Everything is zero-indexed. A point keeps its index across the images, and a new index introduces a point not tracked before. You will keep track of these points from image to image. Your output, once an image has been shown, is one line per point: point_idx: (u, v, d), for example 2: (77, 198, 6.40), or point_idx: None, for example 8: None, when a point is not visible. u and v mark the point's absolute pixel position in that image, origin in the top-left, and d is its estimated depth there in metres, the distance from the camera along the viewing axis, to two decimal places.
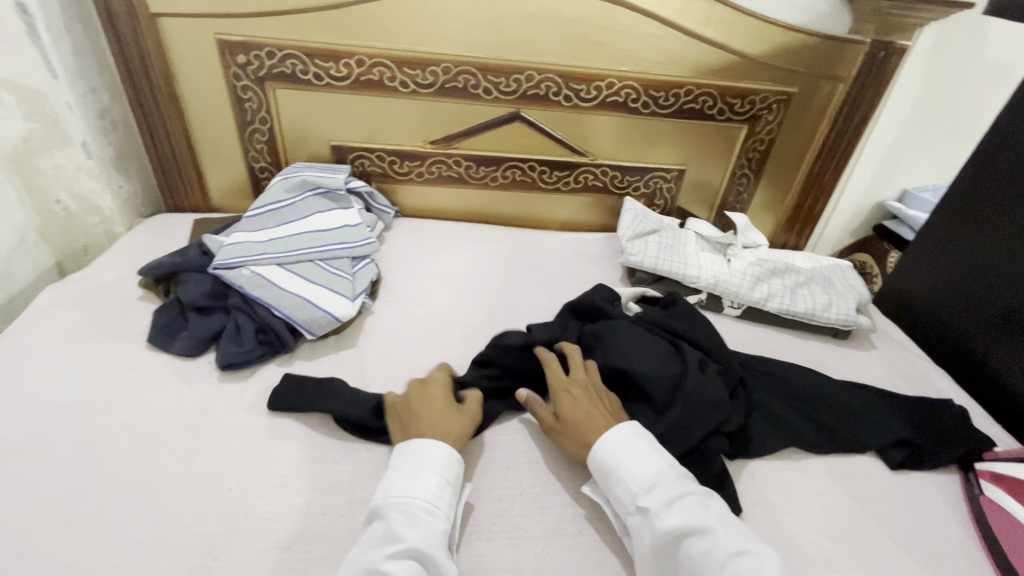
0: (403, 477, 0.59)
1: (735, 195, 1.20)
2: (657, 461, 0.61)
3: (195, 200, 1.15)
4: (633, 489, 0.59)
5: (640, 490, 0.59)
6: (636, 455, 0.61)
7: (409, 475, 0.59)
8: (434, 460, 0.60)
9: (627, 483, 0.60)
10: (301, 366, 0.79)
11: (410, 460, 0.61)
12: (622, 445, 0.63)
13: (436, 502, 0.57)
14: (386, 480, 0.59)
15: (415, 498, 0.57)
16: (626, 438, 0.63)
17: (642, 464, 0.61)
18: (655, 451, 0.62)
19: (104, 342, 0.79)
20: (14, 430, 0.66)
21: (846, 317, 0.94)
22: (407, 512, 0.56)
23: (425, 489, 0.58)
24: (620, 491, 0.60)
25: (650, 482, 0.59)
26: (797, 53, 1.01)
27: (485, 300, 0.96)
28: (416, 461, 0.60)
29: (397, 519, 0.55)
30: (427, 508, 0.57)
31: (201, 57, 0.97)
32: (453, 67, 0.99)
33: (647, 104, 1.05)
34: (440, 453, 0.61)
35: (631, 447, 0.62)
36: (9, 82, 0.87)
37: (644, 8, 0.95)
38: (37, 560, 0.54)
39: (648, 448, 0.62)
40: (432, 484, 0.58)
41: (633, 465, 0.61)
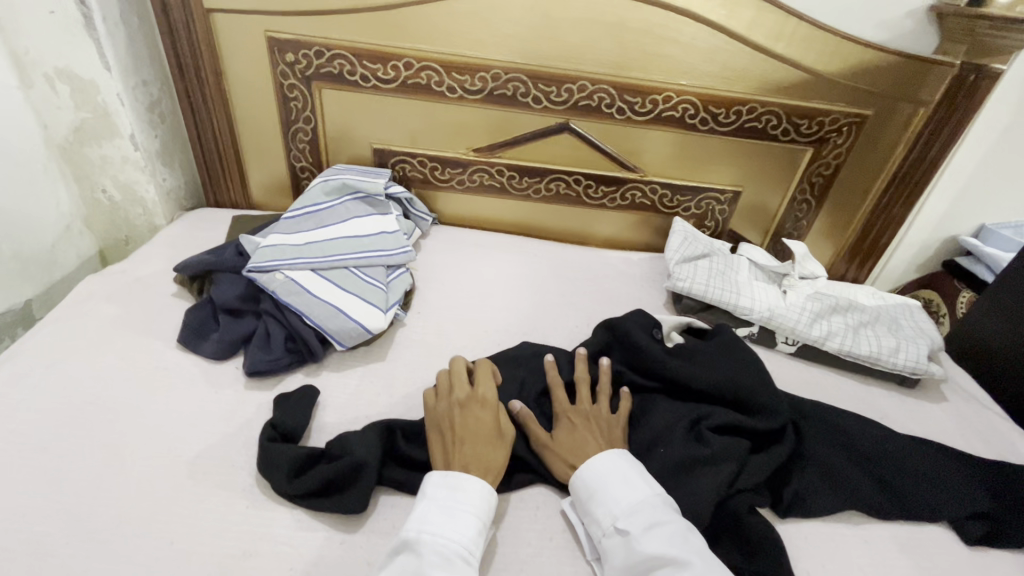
0: (440, 512, 0.56)
1: (793, 222, 1.13)
2: (643, 488, 0.60)
3: (236, 196, 1.15)
4: (614, 511, 0.58)
5: (622, 513, 0.58)
6: (623, 480, 0.61)
7: (447, 512, 0.56)
8: (473, 501, 0.57)
9: (609, 506, 0.59)
10: (328, 378, 0.76)
11: (450, 496, 0.57)
12: (610, 470, 0.62)
13: (471, 548, 0.54)
14: (419, 514, 0.56)
15: (452, 540, 0.53)
16: (615, 465, 0.62)
17: (626, 490, 0.60)
18: (642, 479, 0.61)
19: (136, 338, 0.78)
20: (40, 425, 0.65)
21: (916, 364, 0.86)
22: (441, 555, 0.52)
23: (463, 532, 0.54)
24: (600, 512, 0.59)
25: (634, 506, 0.58)
26: (875, 73, 0.93)
27: (521, 319, 0.92)
28: (457, 499, 0.57)
29: (432, 562, 0.51)
30: (462, 556, 0.53)
31: (251, 53, 0.96)
32: (504, 74, 0.95)
33: (705, 120, 0.99)
34: (481, 493, 0.58)
35: (618, 471, 0.62)
36: (64, 72, 0.88)
37: (711, 19, 0.89)
38: (49, 568, 0.52)
39: (634, 475, 0.61)
40: (472, 528, 0.55)
41: (618, 489, 0.60)
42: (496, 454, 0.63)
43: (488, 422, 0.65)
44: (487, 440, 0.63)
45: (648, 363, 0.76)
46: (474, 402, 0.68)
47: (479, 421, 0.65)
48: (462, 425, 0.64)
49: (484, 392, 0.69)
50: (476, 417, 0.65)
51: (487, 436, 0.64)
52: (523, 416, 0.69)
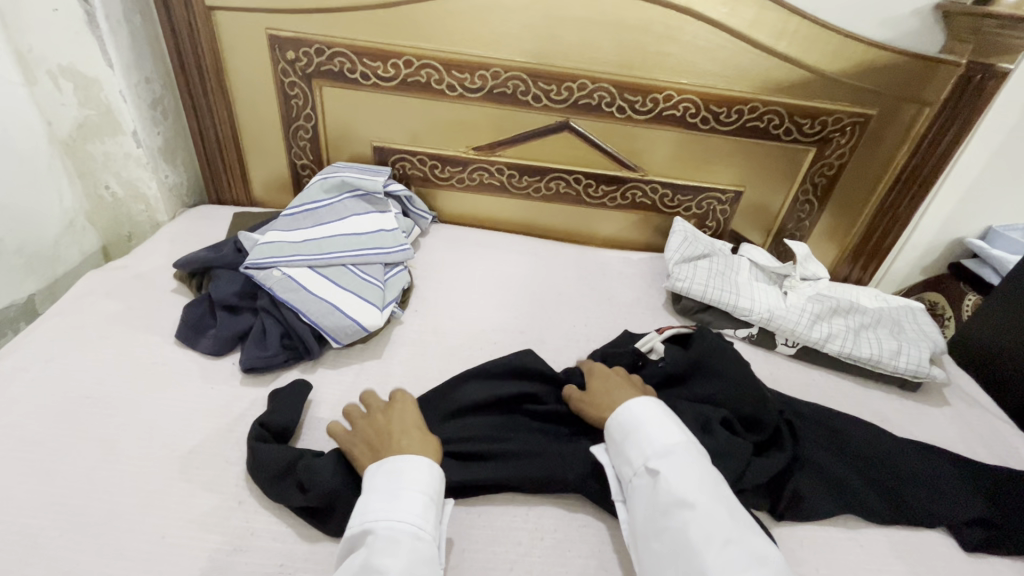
0: (384, 496, 0.54)
1: (796, 222, 1.11)
2: (677, 434, 0.60)
3: (238, 194, 1.15)
4: (646, 452, 0.59)
5: (654, 454, 0.58)
6: (659, 424, 0.61)
7: (391, 494, 0.54)
8: (414, 479, 0.56)
9: (642, 447, 0.59)
10: (323, 374, 0.76)
11: (389, 480, 0.56)
12: (648, 415, 0.62)
13: (420, 524, 0.53)
14: (363, 503, 0.54)
15: (399, 520, 0.52)
16: (654, 412, 0.63)
17: (661, 433, 0.60)
18: (677, 427, 0.61)
19: (134, 334, 0.78)
20: (37, 418, 0.66)
21: (918, 367, 0.84)
22: (390, 537, 0.51)
23: (408, 510, 0.53)
24: (633, 452, 0.60)
25: (666, 449, 0.58)
26: (880, 72, 0.92)
27: (519, 318, 0.91)
28: (398, 479, 0.55)
29: (378, 547, 0.50)
30: (410, 532, 0.52)
31: (253, 51, 0.97)
32: (503, 72, 0.95)
33: (706, 119, 0.98)
34: (419, 470, 0.57)
35: (654, 418, 0.62)
36: (68, 69, 0.89)
37: (713, 17, 0.88)
38: (42, 559, 0.53)
39: (670, 422, 0.62)
40: (418, 504, 0.54)
41: (653, 432, 0.60)
42: (429, 443, 0.62)
43: (409, 418, 0.64)
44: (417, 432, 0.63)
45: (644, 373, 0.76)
46: (390, 406, 0.66)
47: (399, 420, 0.64)
48: (382, 428, 0.62)
49: (395, 395, 0.68)
50: (394, 417, 0.64)
51: (413, 430, 0.62)
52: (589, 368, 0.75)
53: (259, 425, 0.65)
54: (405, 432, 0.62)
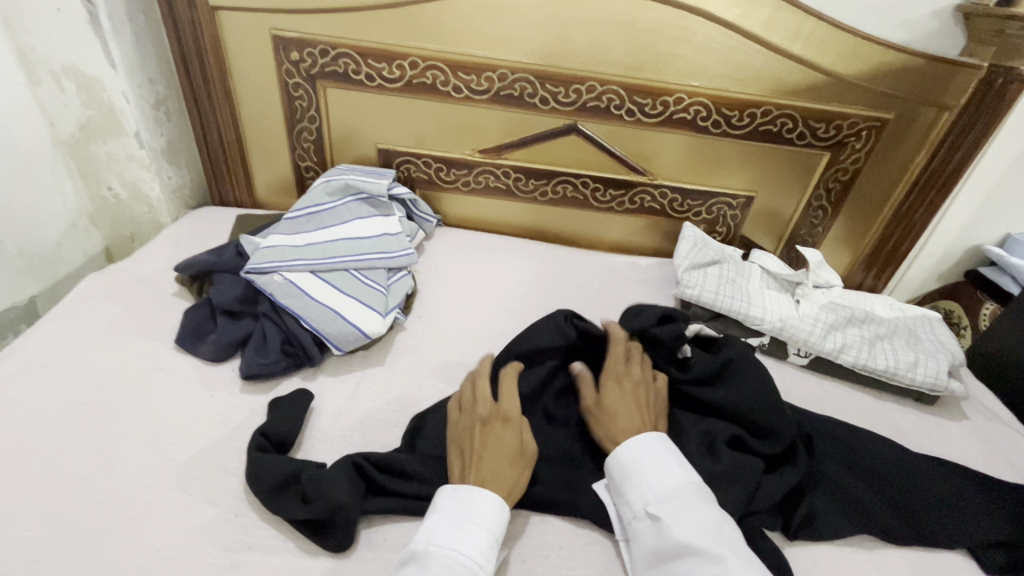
0: (452, 524, 0.54)
1: (808, 228, 1.09)
2: (678, 474, 0.58)
3: (241, 195, 1.14)
4: (646, 496, 0.57)
5: (655, 498, 0.56)
6: (658, 465, 0.59)
7: (459, 525, 0.54)
8: (484, 516, 0.55)
9: (642, 489, 0.58)
10: (324, 382, 0.75)
11: (460, 509, 0.55)
12: (648, 452, 0.60)
13: (480, 564, 0.52)
14: (430, 524, 0.54)
15: (460, 553, 0.52)
16: (655, 447, 0.61)
17: (661, 474, 0.58)
18: (678, 464, 0.59)
19: (134, 339, 0.77)
20: (33, 426, 0.64)
21: (935, 381, 0.82)
22: (448, 567, 0.51)
23: (472, 547, 0.53)
24: (632, 494, 0.58)
25: (668, 492, 0.57)
26: (898, 75, 0.89)
27: (524, 324, 0.90)
28: (467, 512, 0.55)
29: (437, 575, 0.50)
30: (470, 571, 0.51)
31: (256, 52, 0.95)
32: (511, 74, 0.93)
33: (718, 123, 0.96)
34: (491, 508, 0.56)
35: (653, 455, 0.60)
36: (70, 69, 0.88)
37: (726, 18, 0.86)
38: (35, 573, 0.52)
39: (670, 459, 0.60)
40: (483, 543, 0.53)
41: (653, 473, 0.58)
42: (513, 472, 0.60)
43: (507, 440, 0.62)
44: (507, 458, 0.60)
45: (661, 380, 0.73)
46: (495, 416, 0.64)
47: (500, 437, 0.62)
48: (478, 439, 0.61)
49: (506, 404, 0.65)
50: (495, 431, 0.62)
51: (503, 453, 0.61)
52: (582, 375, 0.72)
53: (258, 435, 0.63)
54: (494, 458, 0.60)
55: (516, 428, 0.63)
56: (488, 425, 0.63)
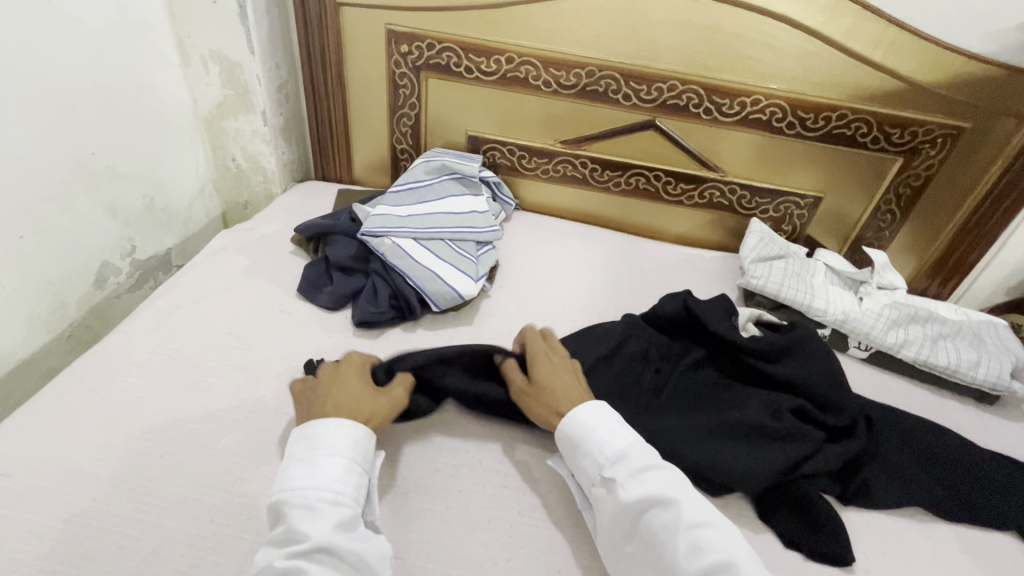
0: (303, 466, 0.58)
1: (875, 231, 1.12)
2: (623, 436, 0.64)
3: (341, 171, 1.27)
4: (600, 461, 0.62)
5: (607, 463, 0.62)
6: (606, 430, 0.64)
7: (309, 463, 0.58)
8: (331, 446, 0.60)
9: (594, 456, 0.63)
10: (423, 335, 0.85)
11: (308, 448, 0.60)
12: (595, 419, 0.65)
13: (339, 490, 0.57)
14: (285, 475, 0.58)
15: (319, 487, 0.56)
16: (597, 414, 0.66)
17: (609, 437, 0.64)
18: (622, 428, 0.65)
19: (262, 286, 0.90)
20: (191, 348, 0.78)
21: (997, 380, 0.84)
22: (311, 503, 0.55)
23: (327, 478, 0.57)
24: (587, 462, 0.63)
25: (618, 455, 0.62)
26: (977, 85, 0.92)
27: (595, 301, 0.98)
28: (317, 449, 0.59)
29: (297, 514, 0.54)
30: (330, 498, 0.56)
31: (371, 44, 1.07)
32: (598, 71, 1.01)
33: (793, 124, 1.01)
34: (339, 438, 0.60)
35: (598, 421, 0.65)
36: (218, 54, 1.02)
37: (808, 25, 0.91)
38: (206, 459, 0.65)
39: (615, 423, 0.65)
40: (338, 470, 0.58)
41: (602, 438, 0.63)
42: (373, 404, 0.66)
43: (351, 381, 0.68)
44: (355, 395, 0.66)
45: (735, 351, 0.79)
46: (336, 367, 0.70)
47: (342, 381, 0.67)
48: (330, 390, 0.66)
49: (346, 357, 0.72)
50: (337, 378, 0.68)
51: (353, 391, 0.66)
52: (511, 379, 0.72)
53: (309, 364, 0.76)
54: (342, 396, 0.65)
55: (360, 371, 0.70)
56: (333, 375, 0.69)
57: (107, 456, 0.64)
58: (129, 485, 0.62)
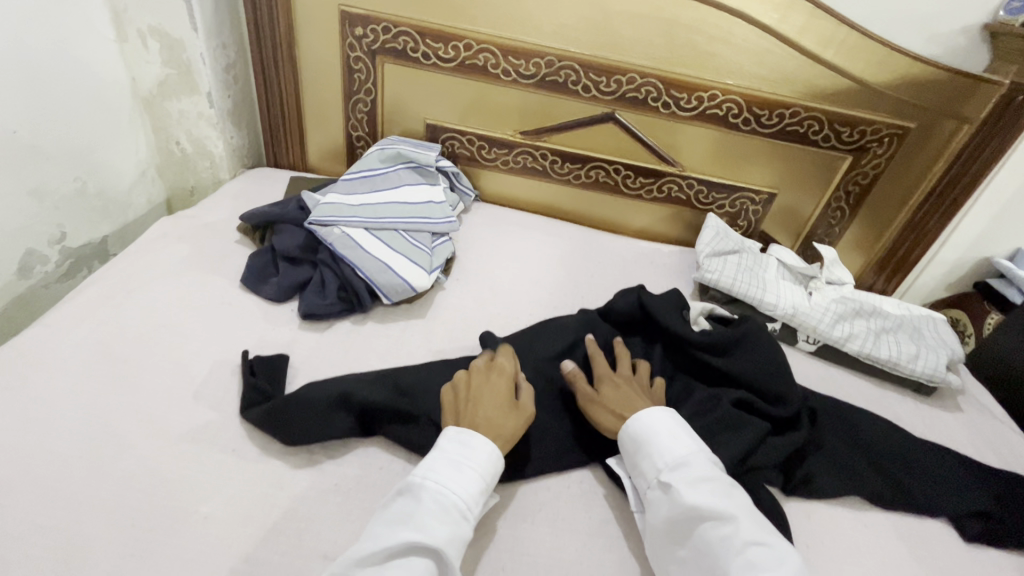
0: (448, 464, 0.58)
1: (825, 228, 1.15)
2: (688, 444, 0.62)
3: (294, 159, 1.22)
4: (659, 465, 0.61)
5: (667, 467, 0.61)
6: (671, 435, 0.63)
7: (456, 464, 0.58)
8: (479, 459, 0.59)
9: (654, 458, 0.62)
10: (373, 328, 0.82)
11: (459, 451, 0.59)
12: (659, 425, 0.64)
13: (468, 504, 0.56)
14: (430, 462, 0.58)
15: (453, 492, 0.56)
16: (664, 421, 0.65)
17: (674, 444, 0.62)
18: (690, 437, 0.64)
19: (201, 275, 0.85)
20: (118, 341, 0.72)
21: (933, 372, 0.87)
22: (442, 504, 0.54)
23: (463, 487, 0.56)
24: (646, 464, 0.62)
25: (679, 460, 0.61)
26: (920, 87, 0.95)
27: (552, 295, 0.97)
28: (465, 452, 0.59)
29: (429, 506, 0.54)
30: (459, 509, 0.55)
31: (324, 25, 1.03)
32: (557, 61, 1.00)
33: (748, 120, 1.02)
34: (487, 458, 0.59)
35: (664, 427, 0.64)
36: (157, 29, 0.96)
37: (764, 21, 0.91)
38: (128, 461, 0.60)
39: (682, 432, 0.64)
40: (474, 485, 0.57)
41: (664, 442, 0.63)
42: (508, 419, 0.63)
43: (501, 390, 0.66)
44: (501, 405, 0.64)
45: (685, 345, 0.80)
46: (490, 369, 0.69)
47: (494, 387, 0.66)
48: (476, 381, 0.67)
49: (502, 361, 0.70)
50: (494, 375, 0.68)
51: (497, 392, 0.65)
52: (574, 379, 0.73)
53: (247, 350, 0.73)
54: (489, 406, 0.64)
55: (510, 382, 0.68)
56: (485, 375, 0.68)
57: (17, 457, 0.59)
58: (47, 490, 0.57)
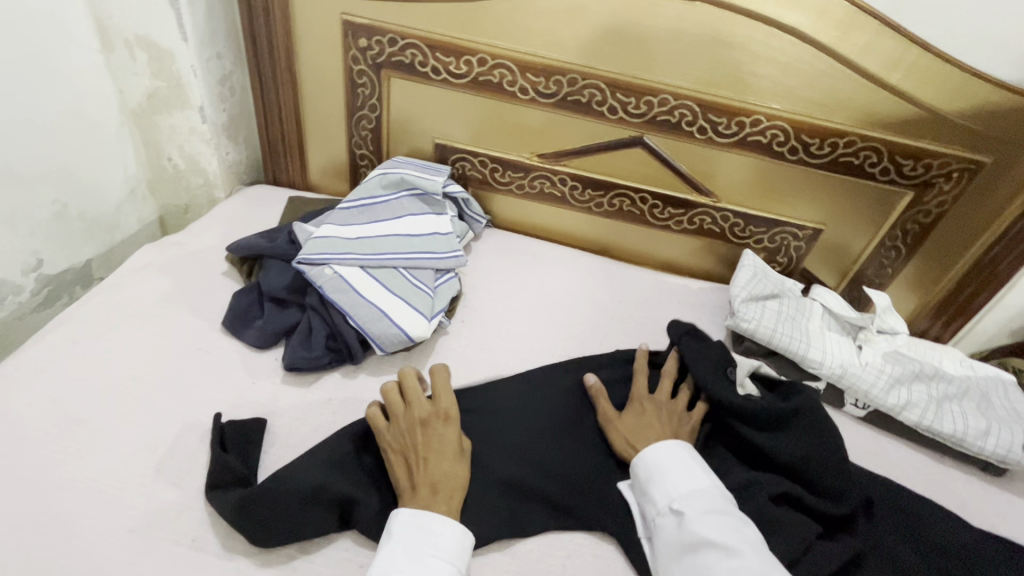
0: (412, 555, 0.54)
1: (876, 268, 1.02)
2: (702, 478, 0.62)
3: (294, 176, 1.14)
4: (670, 494, 0.61)
5: (679, 496, 0.61)
6: (685, 468, 0.63)
7: (420, 553, 0.54)
8: (444, 544, 0.56)
9: (666, 487, 0.62)
10: (364, 382, 0.74)
11: (421, 539, 0.55)
12: (672, 457, 0.64)
13: None
14: (391, 556, 0.54)
15: None
16: (678, 453, 0.64)
17: (686, 477, 0.62)
18: (702, 472, 0.63)
19: (180, 315, 0.77)
20: (79, 398, 0.65)
21: (1007, 453, 0.76)
22: None
23: None
24: (657, 492, 0.62)
25: (690, 492, 0.61)
26: (1001, 117, 0.82)
27: (568, 341, 0.87)
28: (426, 541, 0.55)
29: None
30: None
31: (326, 36, 0.94)
32: (580, 80, 0.90)
33: (795, 149, 0.90)
34: (452, 540, 0.56)
35: (678, 459, 0.64)
36: (145, 40, 0.88)
37: (820, 40, 0.80)
38: (73, 551, 0.53)
39: (695, 466, 0.63)
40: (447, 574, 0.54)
41: (676, 474, 0.62)
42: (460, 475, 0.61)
43: (448, 442, 0.62)
44: (453, 459, 0.62)
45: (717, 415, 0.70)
46: (434, 415, 0.64)
47: (440, 439, 0.62)
48: (421, 438, 0.62)
49: (443, 404, 0.65)
50: (438, 426, 0.63)
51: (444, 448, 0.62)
52: (594, 391, 0.73)
53: (220, 414, 0.65)
54: (440, 464, 0.61)
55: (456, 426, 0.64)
56: (428, 424, 0.63)
57: None
58: None
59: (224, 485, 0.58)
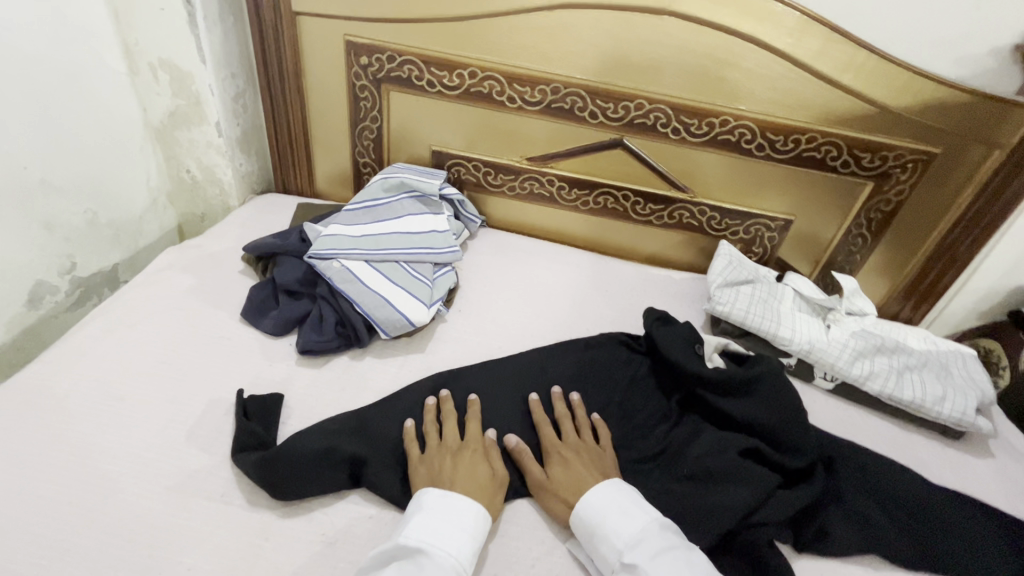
0: (439, 522, 0.59)
1: (846, 255, 1.09)
2: (641, 517, 0.62)
3: (302, 184, 1.22)
4: (618, 546, 0.60)
5: (625, 546, 0.59)
6: (621, 513, 0.62)
7: (446, 524, 0.59)
8: (469, 520, 0.60)
9: (611, 540, 0.60)
10: (370, 363, 0.81)
11: (447, 510, 0.61)
12: (604, 502, 0.63)
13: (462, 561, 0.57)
14: (420, 522, 0.60)
15: (447, 552, 0.57)
16: (610, 493, 0.64)
17: (626, 520, 0.62)
18: (638, 508, 0.63)
19: (202, 307, 0.85)
20: (115, 378, 0.73)
21: (962, 416, 0.82)
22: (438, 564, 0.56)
23: (456, 545, 0.58)
24: (603, 548, 0.60)
25: (634, 538, 0.60)
26: (946, 111, 0.90)
27: (557, 326, 0.94)
28: (451, 513, 0.60)
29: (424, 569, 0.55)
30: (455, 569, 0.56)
31: (330, 56, 1.03)
32: (562, 88, 0.98)
33: (762, 146, 0.98)
34: (476, 517, 0.61)
35: (614, 504, 0.63)
36: (168, 63, 0.97)
37: (777, 46, 0.88)
38: (117, 504, 0.61)
39: (631, 505, 0.63)
40: (467, 544, 0.58)
41: (618, 520, 0.61)
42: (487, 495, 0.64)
43: (477, 469, 0.66)
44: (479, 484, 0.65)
45: (690, 384, 0.77)
46: (462, 448, 0.69)
47: (469, 466, 0.66)
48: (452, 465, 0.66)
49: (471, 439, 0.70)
50: (467, 457, 0.68)
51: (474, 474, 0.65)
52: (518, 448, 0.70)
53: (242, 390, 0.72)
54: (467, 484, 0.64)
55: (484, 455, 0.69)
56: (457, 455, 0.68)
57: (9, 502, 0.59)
58: (36, 536, 0.57)
59: (248, 449, 0.66)
